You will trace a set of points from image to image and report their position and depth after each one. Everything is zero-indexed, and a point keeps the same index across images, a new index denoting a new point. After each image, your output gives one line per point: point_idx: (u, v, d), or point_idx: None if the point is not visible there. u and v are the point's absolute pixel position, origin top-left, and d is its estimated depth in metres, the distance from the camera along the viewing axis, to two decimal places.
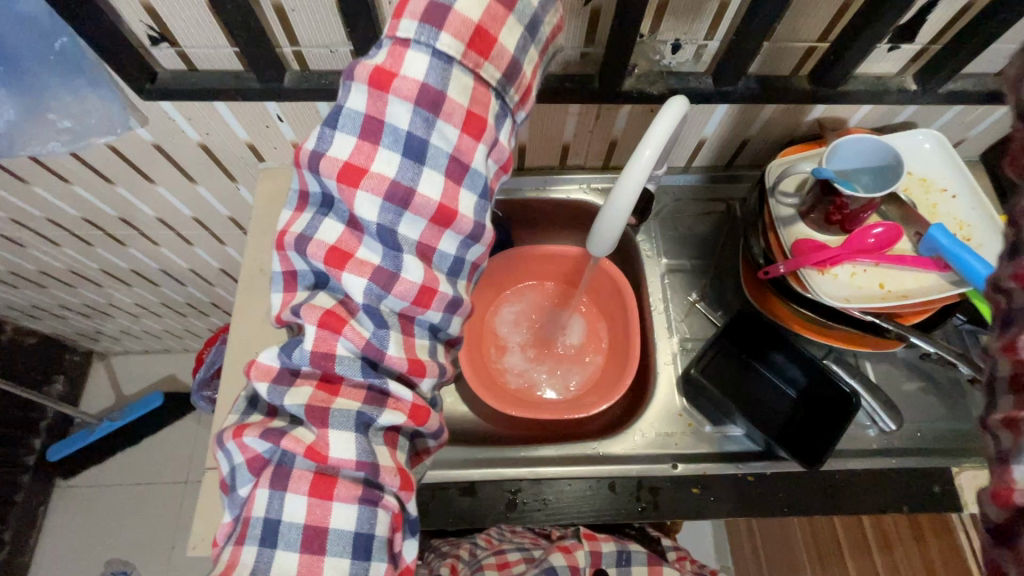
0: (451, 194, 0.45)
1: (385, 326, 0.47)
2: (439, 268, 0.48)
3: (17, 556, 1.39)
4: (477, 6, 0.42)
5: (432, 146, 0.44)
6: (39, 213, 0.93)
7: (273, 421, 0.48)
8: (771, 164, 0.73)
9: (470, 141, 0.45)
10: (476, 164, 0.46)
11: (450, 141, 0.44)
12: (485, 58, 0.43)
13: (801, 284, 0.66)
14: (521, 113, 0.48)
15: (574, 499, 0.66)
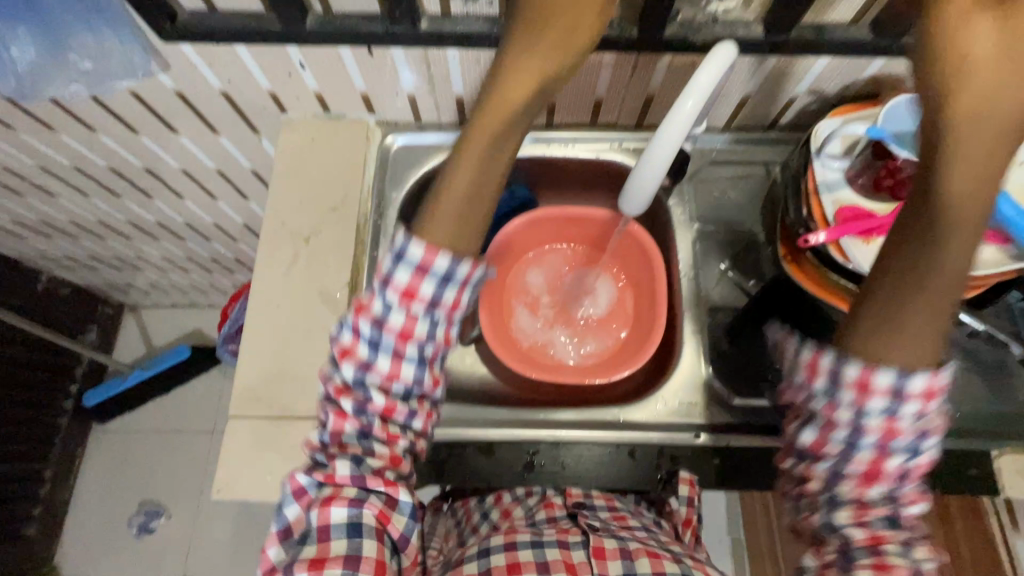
0: (416, 324, 0.53)
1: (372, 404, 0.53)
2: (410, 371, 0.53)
3: (58, 492, 1.48)
4: (438, 232, 0.51)
5: (402, 292, 0.52)
6: (67, 161, 0.93)
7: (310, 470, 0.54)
8: (818, 125, 0.68)
9: (425, 300, 0.52)
10: (434, 308, 0.52)
11: (415, 284, 0.52)
12: (437, 247, 0.51)
13: (842, 254, 0.62)
14: (472, 282, 0.53)
15: (592, 464, 0.66)
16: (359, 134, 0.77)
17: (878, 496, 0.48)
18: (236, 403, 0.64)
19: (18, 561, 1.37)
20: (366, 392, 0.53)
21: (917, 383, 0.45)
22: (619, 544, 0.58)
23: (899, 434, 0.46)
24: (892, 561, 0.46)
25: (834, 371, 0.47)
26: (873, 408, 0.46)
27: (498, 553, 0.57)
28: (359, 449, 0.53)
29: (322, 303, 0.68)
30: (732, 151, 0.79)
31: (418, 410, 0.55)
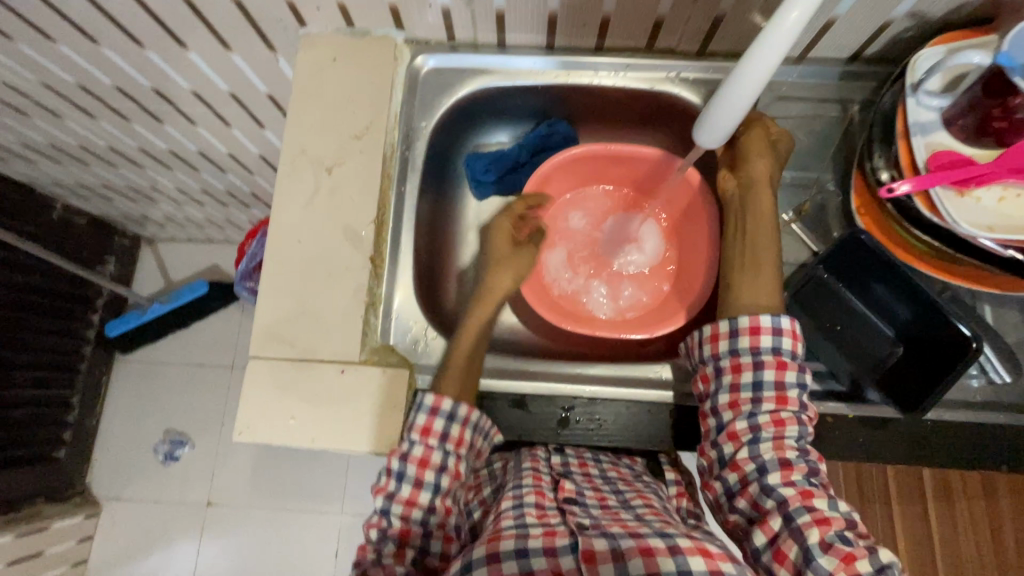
0: (427, 436, 0.56)
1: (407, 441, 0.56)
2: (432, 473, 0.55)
3: (86, 417, 1.51)
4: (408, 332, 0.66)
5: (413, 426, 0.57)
6: (71, 78, 0.86)
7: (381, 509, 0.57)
8: (921, 52, 0.58)
9: (430, 416, 0.56)
10: (434, 437, 0.56)
11: (421, 423, 0.57)
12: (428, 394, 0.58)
13: (931, 207, 0.55)
14: (469, 422, 0.57)
15: (630, 423, 0.62)
16: (386, 55, 0.69)
17: (791, 429, 0.53)
18: (257, 343, 0.60)
19: (52, 480, 1.42)
20: (400, 483, 0.55)
21: (781, 324, 0.55)
22: (608, 544, 0.45)
23: (788, 368, 0.54)
24: (810, 488, 0.51)
25: (731, 337, 0.57)
26: (765, 347, 0.55)
27: (478, 568, 0.45)
28: (377, 547, 0.54)
29: (347, 240, 0.63)
30: (805, 85, 0.70)
31: (438, 505, 0.55)
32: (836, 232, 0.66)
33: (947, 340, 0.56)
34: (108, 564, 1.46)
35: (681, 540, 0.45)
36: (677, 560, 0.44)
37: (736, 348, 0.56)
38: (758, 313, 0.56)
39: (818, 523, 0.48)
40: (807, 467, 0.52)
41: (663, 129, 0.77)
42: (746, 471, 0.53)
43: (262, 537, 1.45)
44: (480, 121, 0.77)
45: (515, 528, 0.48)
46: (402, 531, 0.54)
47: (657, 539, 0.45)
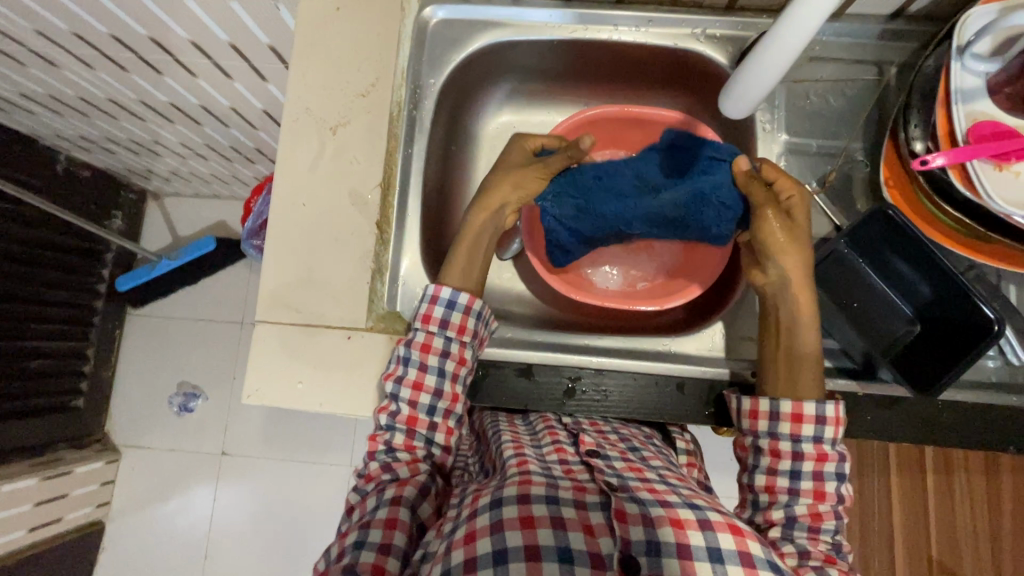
0: (422, 362, 0.58)
1: (404, 374, 0.57)
2: (427, 403, 0.58)
3: (102, 369, 1.55)
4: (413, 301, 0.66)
5: (407, 356, 0.58)
6: (64, 25, 0.82)
7: (371, 460, 0.59)
8: (971, 11, 0.53)
9: (427, 339, 0.58)
10: (430, 361, 0.58)
11: (413, 350, 0.58)
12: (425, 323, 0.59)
13: (966, 182, 0.52)
14: (466, 346, 0.60)
15: (635, 396, 0.61)
16: (393, 5, 0.65)
17: (826, 503, 0.54)
18: (263, 307, 0.60)
19: (73, 428, 1.47)
20: (398, 402, 0.57)
21: (827, 413, 0.54)
22: (640, 508, 0.47)
23: (828, 462, 0.54)
24: (835, 560, 0.51)
25: (771, 419, 0.55)
26: (806, 436, 0.54)
27: (510, 504, 0.47)
28: (386, 458, 0.58)
29: (354, 205, 0.61)
30: (839, 45, 0.65)
31: (438, 424, 0.59)
32: (861, 205, 0.63)
33: (967, 319, 0.55)
34: (129, 507, 1.53)
35: (711, 514, 0.47)
36: (707, 534, 0.45)
37: (774, 431, 0.55)
38: (803, 399, 0.55)
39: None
40: (833, 541, 0.53)
41: (686, 90, 0.73)
42: (774, 521, 0.55)
43: (276, 487, 1.50)
44: (492, 78, 0.74)
45: (546, 478, 0.50)
46: (405, 447, 0.58)
47: (687, 510, 0.47)
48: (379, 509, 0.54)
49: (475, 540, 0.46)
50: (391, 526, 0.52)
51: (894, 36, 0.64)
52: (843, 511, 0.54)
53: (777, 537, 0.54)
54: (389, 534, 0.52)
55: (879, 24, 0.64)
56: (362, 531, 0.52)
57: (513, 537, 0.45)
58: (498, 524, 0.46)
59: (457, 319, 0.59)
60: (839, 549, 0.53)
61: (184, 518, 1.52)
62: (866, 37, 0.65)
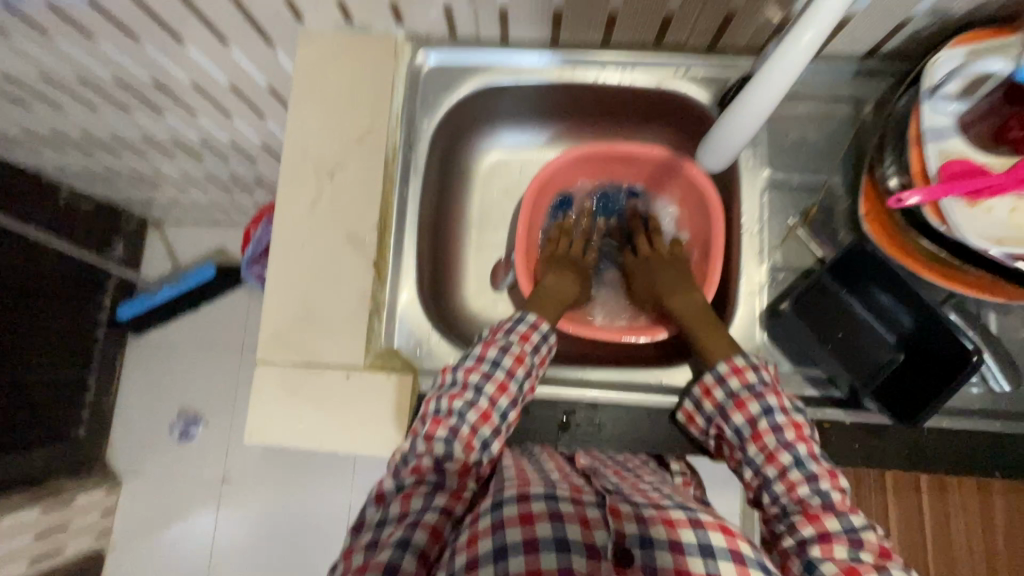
0: (510, 373, 0.58)
1: (489, 376, 0.58)
2: (499, 416, 0.57)
3: (103, 397, 1.56)
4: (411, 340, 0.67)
5: (493, 358, 0.59)
6: (70, 71, 0.85)
7: (422, 456, 0.53)
8: (938, 55, 0.56)
9: (517, 351, 0.60)
10: (517, 376, 0.59)
11: (501, 358, 0.59)
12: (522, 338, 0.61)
13: (940, 218, 0.53)
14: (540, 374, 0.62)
15: (629, 429, 0.63)
16: (387, 52, 0.67)
17: (771, 442, 0.53)
18: (263, 347, 0.62)
19: (73, 457, 1.47)
20: (479, 395, 0.57)
21: (721, 370, 0.57)
22: (633, 507, 0.48)
23: (749, 406, 0.55)
24: (821, 510, 0.49)
25: (700, 410, 0.59)
26: (722, 401, 0.57)
27: (510, 503, 0.48)
28: (442, 451, 0.54)
29: (351, 246, 0.63)
30: (817, 83, 0.68)
31: (501, 433, 0.57)
32: (842, 237, 0.65)
33: (945, 349, 0.55)
34: (130, 536, 1.53)
35: (702, 515, 0.47)
36: (699, 533, 0.46)
37: (707, 420, 0.59)
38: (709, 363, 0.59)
39: (822, 541, 0.47)
40: (806, 475, 0.51)
41: (671, 126, 0.75)
42: (758, 486, 0.54)
43: (276, 513, 1.50)
44: (483, 118, 0.76)
45: (543, 479, 0.51)
46: (467, 442, 0.55)
47: (678, 511, 0.47)
48: (428, 513, 0.50)
49: (477, 541, 0.46)
50: (436, 537, 0.49)
51: (869, 74, 0.67)
52: (796, 439, 0.53)
53: (769, 504, 0.53)
54: (433, 544, 0.49)
55: (854, 63, 0.67)
56: (409, 531, 0.49)
57: (513, 535, 0.46)
58: (499, 522, 0.46)
59: (545, 348, 0.62)
60: (814, 482, 0.50)
61: (185, 546, 1.51)
62: (842, 75, 0.67)
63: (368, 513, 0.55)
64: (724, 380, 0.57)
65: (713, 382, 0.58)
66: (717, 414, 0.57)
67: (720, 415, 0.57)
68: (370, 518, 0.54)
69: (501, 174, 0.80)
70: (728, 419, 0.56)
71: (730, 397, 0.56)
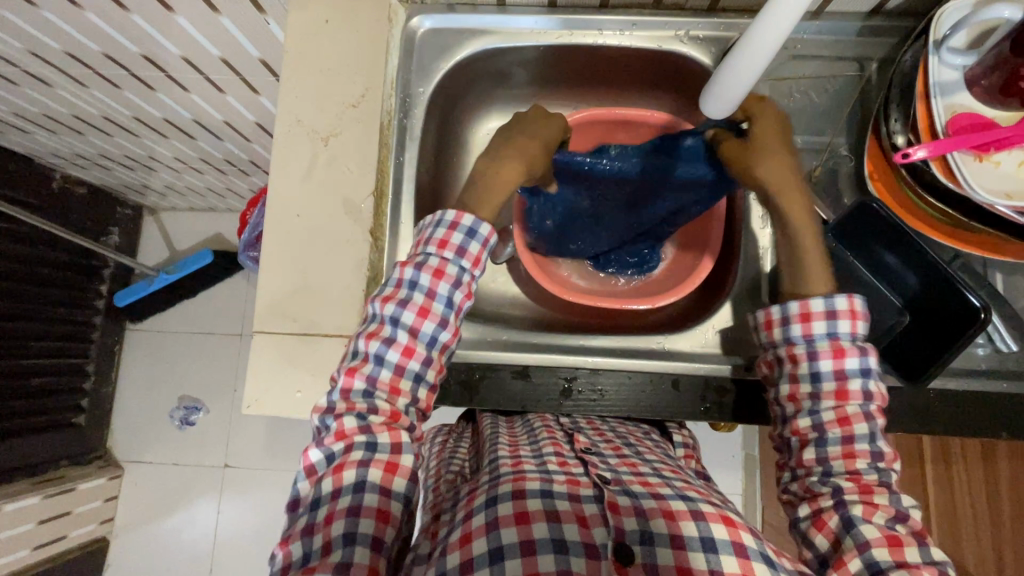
0: (430, 289, 0.56)
1: (402, 305, 0.55)
2: (423, 341, 0.55)
3: (103, 384, 1.55)
4: None
5: (409, 279, 0.57)
6: (57, 44, 0.83)
7: (343, 420, 0.52)
8: (944, 8, 0.55)
9: (432, 270, 0.57)
10: (440, 290, 0.57)
11: (418, 278, 0.56)
12: (438, 248, 0.57)
13: (947, 173, 0.52)
14: (476, 275, 0.60)
15: (632, 394, 0.62)
16: (380, 15, 0.66)
17: (853, 403, 0.53)
18: (260, 317, 0.61)
19: (74, 445, 1.47)
20: (395, 329, 0.55)
21: (839, 307, 0.55)
22: (632, 501, 0.48)
23: (849, 356, 0.53)
24: (874, 486, 0.52)
25: (785, 324, 0.57)
26: (819, 333, 0.55)
27: (505, 501, 0.48)
28: (364, 406, 0.53)
29: (347, 213, 0.62)
30: (821, 42, 0.66)
31: (433, 360, 0.56)
32: (847, 198, 0.64)
33: (953, 308, 0.56)
34: (133, 523, 1.53)
35: (703, 507, 0.49)
36: (700, 526, 0.47)
37: (788, 338, 0.56)
38: (810, 297, 0.56)
39: (865, 504, 0.50)
40: (871, 449, 0.53)
41: (671, 91, 0.74)
42: (807, 436, 0.54)
43: (278, 498, 1.50)
44: (480, 85, 0.75)
45: (540, 474, 0.51)
46: (391, 388, 0.54)
47: (679, 502, 0.48)
48: (367, 494, 0.50)
49: (471, 541, 0.46)
50: (383, 519, 0.50)
51: (874, 32, 0.66)
52: (877, 412, 0.53)
53: (811, 459, 0.54)
54: (383, 529, 0.49)
55: (858, 21, 0.65)
56: (350, 521, 0.49)
57: (508, 535, 0.46)
58: (494, 522, 0.46)
59: (475, 249, 0.59)
60: (876, 458, 0.52)
61: (188, 532, 1.52)
62: (847, 33, 0.66)
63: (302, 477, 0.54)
64: (835, 317, 0.54)
65: (823, 308, 0.55)
66: (807, 343, 0.55)
67: (816, 348, 0.55)
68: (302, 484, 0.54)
69: None
70: (817, 355, 0.54)
71: (835, 335, 0.54)
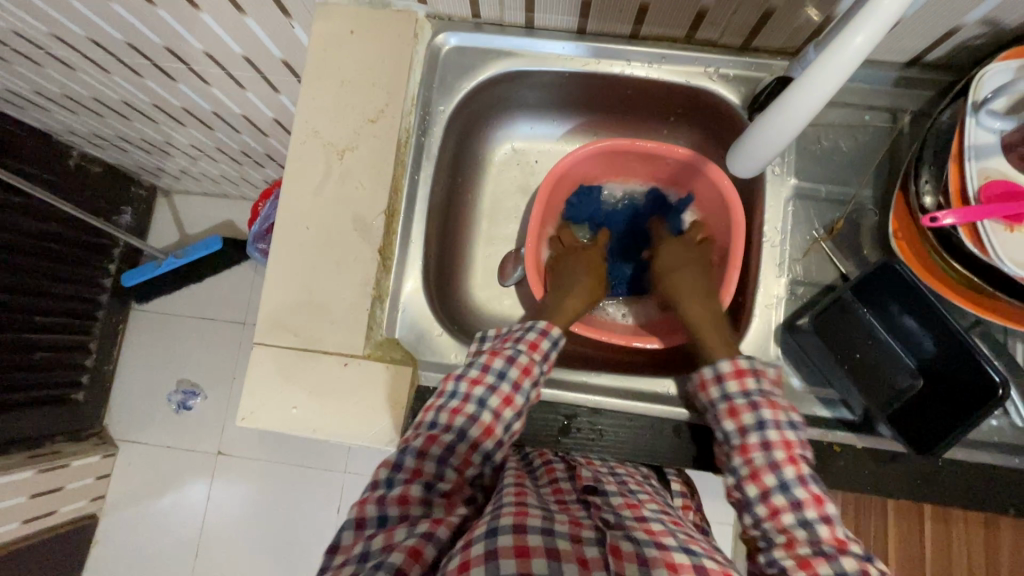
0: (514, 388, 0.58)
1: (490, 394, 0.57)
2: (499, 428, 0.57)
3: (104, 363, 1.56)
4: (412, 334, 0.65)
5: (494, 368, 0.58)
6: (82, 31, 0.83)
7: (411, 483, 0.51)
8: (979, 71, 0.53)
9: (516, 366, 0.59)
10: (523, 389, 0.58)
11: (506, 368, 0.58)
12: (526, 345, 0.60)
13: (975, 241, 0.50)
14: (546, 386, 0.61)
15: (631, 438, 0.61)
16: (406, 30, 0.65)
17: (757, 457, 0.52)
18: (261, 329, 0.60)
19: (72, 421, 1.48)
20: (481, 408, 0.56)
21: (722, 370, 0.56)
22: (635, 546, 0.44)
23: (742, 413, 0.54)
24: (812, 556, 0.46)
25: (719, 381, 0.56)
26: (716, 397, 0.56)
27: (505, 533, 0.44)
28: (434, 470, 0.52)
29: (357, 231, 0.61)
30: (853, 90, 0.65)
31: (504, 444, 0.57)
32: (868, 252, 0.62)
33: (974, 381, 0.53)
34: (124, 501, 1.54)
35: (707, 560, 0.44)
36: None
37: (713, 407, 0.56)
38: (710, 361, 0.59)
39: None
40: (789, 499, 0.49)
41: (697, 127, 0.73)
42: (738, 498, 0.53)
43: (269, 490, 1.51)
44: (501, 106, 0.74)
45: (542, 510, 0.48)
46: (462, 460, 0.54)
47: (683, 555, 0.44)
48: (408, 538, 0.46)
49: (469, 569, 0.42)
50: (415, 558, 0.44)
51: (909, 83, 0.64)
52: (785, 461, 0.51)
53: (749, 525, 0.51)
54: (411, 565, 0.44)
55: (895, 71, 0.63)
56: (383, 553, 0.45)
57: (506, 565, 0.42)
58: (494, 551, 0.43)
59: (550, 352, 0.62)
60: (797, 508, 0.48)
61: (177, 515, 1.52)
62: (881, 83, 0.64)
63: (344, 530, 0.50)
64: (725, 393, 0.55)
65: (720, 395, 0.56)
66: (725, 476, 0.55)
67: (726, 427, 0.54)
68: (346, 539, 0.50)
69: (516, 165, 0.78)
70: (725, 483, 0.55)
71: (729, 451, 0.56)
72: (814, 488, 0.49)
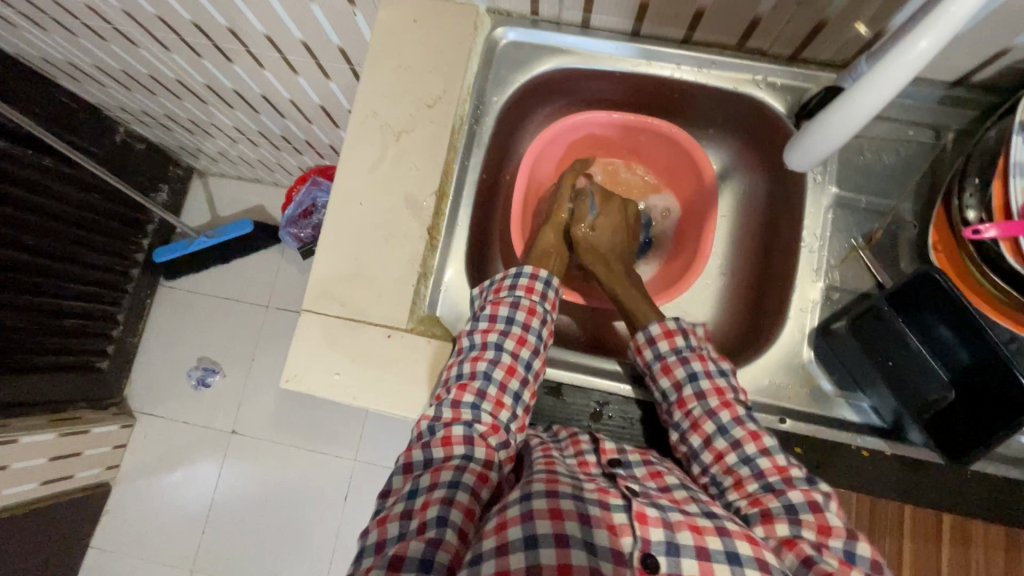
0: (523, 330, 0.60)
1: (504, 340, 0.58)
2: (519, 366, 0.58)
3: (130, 335, 1.59)
4: (452, 315, 0.67)
5: (503, 314, 0.60)
6: (152, 9, 0.87)
7: (450, 430, 0.54)
8: None
9: (525, 314, 0.60)
10: (534, 329, 0.60)
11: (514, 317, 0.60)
12: (534, 291, 0.62)
13: (1017, 256, 0.51)
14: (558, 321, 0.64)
15: (658, 426, 0.63)
16: (467, 22, 0.68)
17: (695, 407, 0.57)
18: (310, 296, 0.62)
19: (95, 389, 1.51)
20: (499, 353, 0.58)
21: (653, 331, 0.61)
22: (659, 511, 0.46)
23: (674, 369, 0.58)
24: (761, 493, 0.52)
25: (651, 345, 0.61)
26: (651, 359, 0.60)
27: (539, 497, 0.46)
28: (470, 416, 0.54)
29: (408, 209, 0.64)
30: (898, 105, 0.66)
31: (529, 382, 0.59)
32: (905, 264, 0.63)
33: (1010, 394, 0.52)
34: (138, 472, 1.56)
35: (728, 522, 0.46)
36: (725, 539, 0.45)
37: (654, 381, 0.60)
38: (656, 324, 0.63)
39: (764, 523, 0.50)
40: (729, 441, 0.55)
41: (739, 134, 0.75)
42: (685, 452, 0.58)
43: (281, 471, 1.52)
44: (550, 101, 0.76)
45: (571, 477, 0.49)
46: (495, 402, 0.56)
47: (706, 518, 0.46)
48: (459, 489, 0.49)
49: (506, 530, 0.44)
50: (470, 516, 0.49)
51: (954, 103, 0.65)
52: (746, 437, 0.55)
53: (699, 473, 0.57)
54: (469, 522, 0.48)
55: (942, 88, 0.65)
56: (444, 506, 0.48)
57: (542, 527, 0.44)
58: (528, 514, 0.45)
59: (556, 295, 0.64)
60: (744, 453, 0.54)
61: (188, 490, 1.54)
62: (926, 100, 0.66)
63: (399, 470, 0.54)
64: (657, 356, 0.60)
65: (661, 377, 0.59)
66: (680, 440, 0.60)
67: (667, 389, 0.59)
68: (399, 481, 0.54)
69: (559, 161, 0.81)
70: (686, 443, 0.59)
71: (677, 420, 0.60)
72: (749, 426, 0.55)
